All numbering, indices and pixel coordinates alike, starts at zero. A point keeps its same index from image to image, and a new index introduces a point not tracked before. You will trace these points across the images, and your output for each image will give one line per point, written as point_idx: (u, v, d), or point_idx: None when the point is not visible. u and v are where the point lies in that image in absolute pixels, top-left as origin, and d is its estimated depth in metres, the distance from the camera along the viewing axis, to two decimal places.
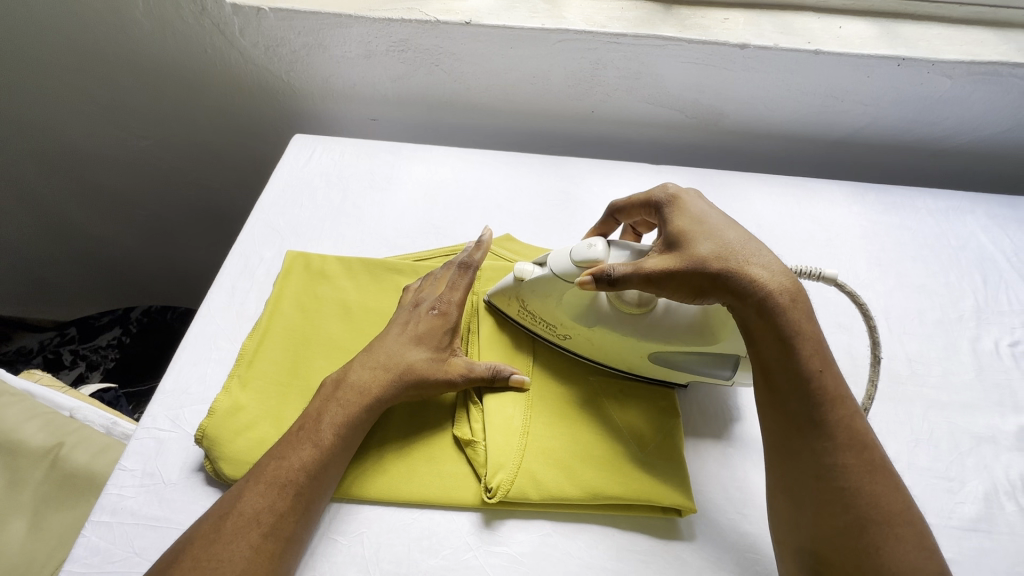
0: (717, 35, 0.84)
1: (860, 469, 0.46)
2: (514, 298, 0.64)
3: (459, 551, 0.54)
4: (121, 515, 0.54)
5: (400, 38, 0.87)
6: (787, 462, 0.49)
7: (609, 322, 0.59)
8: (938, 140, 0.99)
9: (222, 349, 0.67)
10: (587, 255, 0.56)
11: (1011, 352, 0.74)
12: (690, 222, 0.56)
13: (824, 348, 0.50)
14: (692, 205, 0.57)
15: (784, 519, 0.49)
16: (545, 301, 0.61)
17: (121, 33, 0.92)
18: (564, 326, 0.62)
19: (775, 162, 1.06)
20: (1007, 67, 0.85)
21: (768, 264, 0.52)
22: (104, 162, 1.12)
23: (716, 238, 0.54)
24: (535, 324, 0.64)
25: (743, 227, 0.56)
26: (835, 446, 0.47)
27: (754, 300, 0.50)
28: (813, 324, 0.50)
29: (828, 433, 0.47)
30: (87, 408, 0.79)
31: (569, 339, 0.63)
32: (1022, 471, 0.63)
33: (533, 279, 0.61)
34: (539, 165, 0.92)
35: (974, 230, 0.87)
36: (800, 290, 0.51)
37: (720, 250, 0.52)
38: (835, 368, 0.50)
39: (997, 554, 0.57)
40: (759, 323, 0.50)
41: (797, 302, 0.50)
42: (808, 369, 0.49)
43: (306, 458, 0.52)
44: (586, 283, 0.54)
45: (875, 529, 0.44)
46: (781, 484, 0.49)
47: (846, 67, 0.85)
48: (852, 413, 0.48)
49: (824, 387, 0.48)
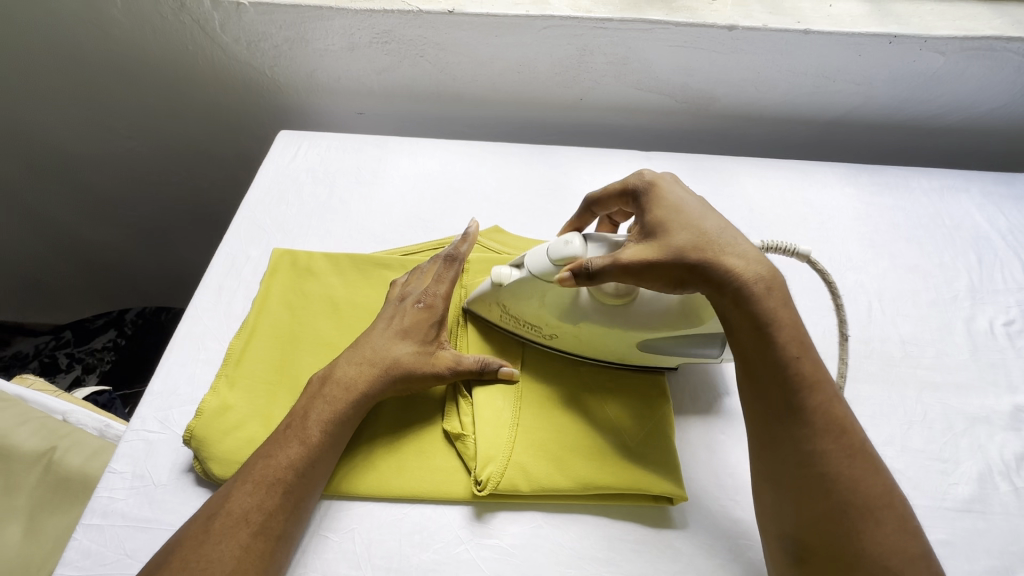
0: (706, 17, 0.82)
1: (839, 454, 0.46)
2: (495, 304, 0.63)
3: (451, 545, 0.54)
4: (112, 517, 0.54)
5: (383, 29, 0.86)
6: (769, 449, 0.48)
7: (595, 318, 0.58)
8: (933, 117, 0.98)
9: (210, 350, 0.66)
10: (564, 252, 0.55)
11: (1006, 332, 0.73)
12: (668, 210, 0.55)
13: (802, 334, 0.49)
14: (669, 192, 0.57)
15: (768, 505, 0.48)
16: (528, 302, 0.60)
17: (101, 31, 0.91)
18: (550, 326, 0.61)
19: (768, 146, 1.05)
20: (1001, 42, 0.83)
21: (745, 252, 0.52)
22: (92, 162, 1.12)
23: (694, 227, 0.53)
24: (519, 326, 0.63)
25: (720, 215, 0.55)
26: (815, 432, 0.47)
27: (731, 289, 0.50)
28: (790, 310, 0.50)
29: (807, 419, 0.47)
30: (80, 411, 0.78)
31: (555, 338, 0.62)
32: (1016, 450, 0.63)
33: (511, 283, 0.60)
34: (527, 154, 0.91)
35: (969, 209, 0.86)
36: (776, 278, 0.51)
37: (697, 239, 0.52)
38: (813, 352, 0.49)
39: (991, 534, 0.57)
40: (734, 311, 0.50)
41: (773, 291, 0.50)
42: (785, 356, 0.48)
43: (293, 456, 0.52)
44: (564, 279, 0.54)
45: (855, 513, 0.44)
46: (766, 469, 0.49)
47: (836, 46, 0.84)
48: (831, 397, 0.48)
49: (801, 372, 0.48)
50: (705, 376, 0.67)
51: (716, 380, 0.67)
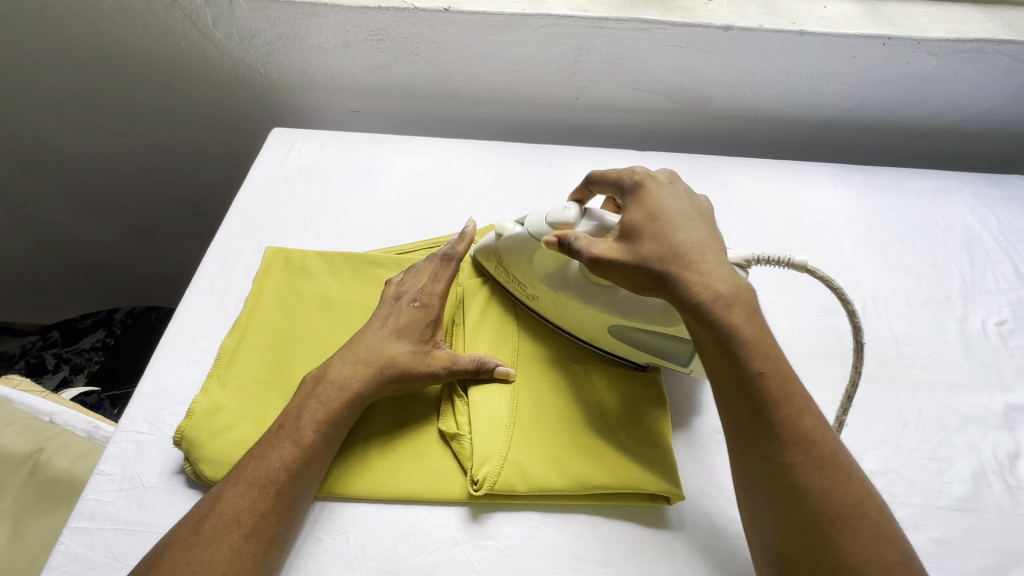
0: (702, 17, 0.83)
1: (809, 466, 0.45)
2: (493, 256, 0.66)
3: (447, 546, 0.53)
4: (100, 520, 0.53)
5: (378, 27, 0.85)
6: (742, 463, 0.48)
7: (574, 288, 0.59)
8: (926, 119, 0.98)
9: (201, 349, 0.65)
10: (561, 217, 0.59)
11: (998, 332, 0.73)
12: (646, 215, 0.55)
13: (768, 349, 0.49)
14: (652, 195, 0.57)
15: (750, 515, 0.48)
16: (520, 259, 0.63)
17: (91, 27, 0.90)
18: (533, 287, 0.63)
19: (763, 147, 1.05)
20: (993, 44, 0.84)
21: (712, 267, 0.51)
22: (80, 160, 1.10)
23: (665, 237, 0.53)
24: (508, 281, 0.66)
25: (698, 225, 0.55)
26: (783, 445, 0.46)
27: (692, 304, 0.50)
28: (756, 325, 0.49)
29: (774, 433, 0.47)
30: (68, 411, 0.77)
31: (536, 301, 0.64)
32: (1009, 449, 0.63)
33: (511, 235, 0.64)
34: (523, 153, 0.91)
35: (961, 210, 0.87)
36: (741, 294, 0.50)
37: (666, 249, 0.52)
38: (782, 366, 0.49)
39: (985, 533, 0.57)
40: (697, 326, 0.50)
41: (737, 305, 0.49)
42: (749, 370, 0.48)
43: (287, 456, 0.51)
44: (551, 242, 0.57)
45: (830, 524, 0.44)
46: (743, 481, 0.49)
47: (832, 47, 0.84)
48: (799, 410, 0.47)
49: (767, 386, 0.48)
50: (702, 376, 0.67)
51: (712, 381, 0.67)
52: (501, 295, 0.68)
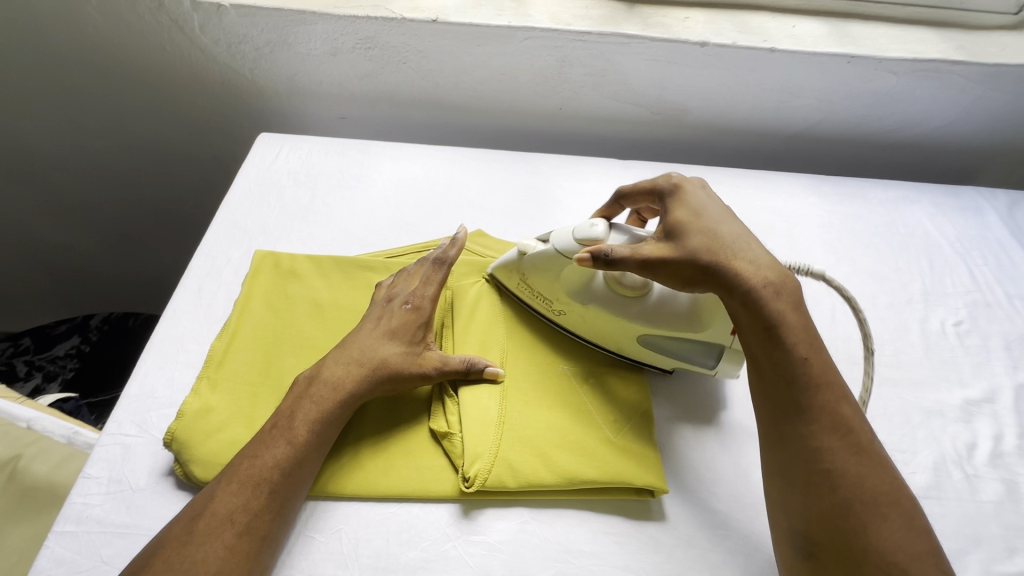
0: (679, 34, 0.87)
1: (845, 451, 0.49)
2: (515, 272, 0.67)
3: (439, 542, 0.54)
4: (87, 524, 0.52)
5: (366, 35, 0.87)
6: (778, 448, 0.51)
7: (604, 302, 0.62)
8: (888, 133, 1.04)
9: (190, 352, 0.65)
10: (590, 233, 0.59)
11: (956, 332, 0.78)
12: (690, 214, 0.59)
13: (811, 337, 0.53)
14: (692, 196, 0.61)
15: (777, 503, 0.51)
16: (546, 276, 0.64)
17: (75, 29, 0.89)
18: (560, 302, 0.65)
19: (738, 157, 1.10)
20: (947, 65, 0.91)
21: (756, 260, 0.56)
22: (58, 162, 1.08)
23: (710, 233, 0.57)
24: (532, 298, 0.67)
25: (738, 222, 0.59)
26: (821, 429, 0.50)
27: (740, 294, 0.54)
28: (799, 315, 0.54)
29: (813, 417, 0.50)
30: (47, 417, 0.75)
31: (562, 316, 0.65)
32: (967, 441, 0.67)
33: (535, 254, 0.64)
34: (509, 161, 0.93)
35: (921, 219, 0.92)
36: (785, 286, 0.55)
37: (712, 244, 0.56)
38: (821, 356, 0.53)
39: (946, 518, 0.61)
40: (744, 314, 0.54)
41: (782, 296, 0.54)
42: (793, 357, 0.52)
43: (279, 456, 0.52)
44: (585, 259, 0.56)
45: (863, 507, 0.47)
46: (774, 468, 0.51)
47: (800, 64, 0.89)
48: (838, 398, 0.51)
49: (809, 373, 0.52)
50: (681, 374, 0.70)
51: (692, 379, 0.69)
52: (488, 296, 0.70)
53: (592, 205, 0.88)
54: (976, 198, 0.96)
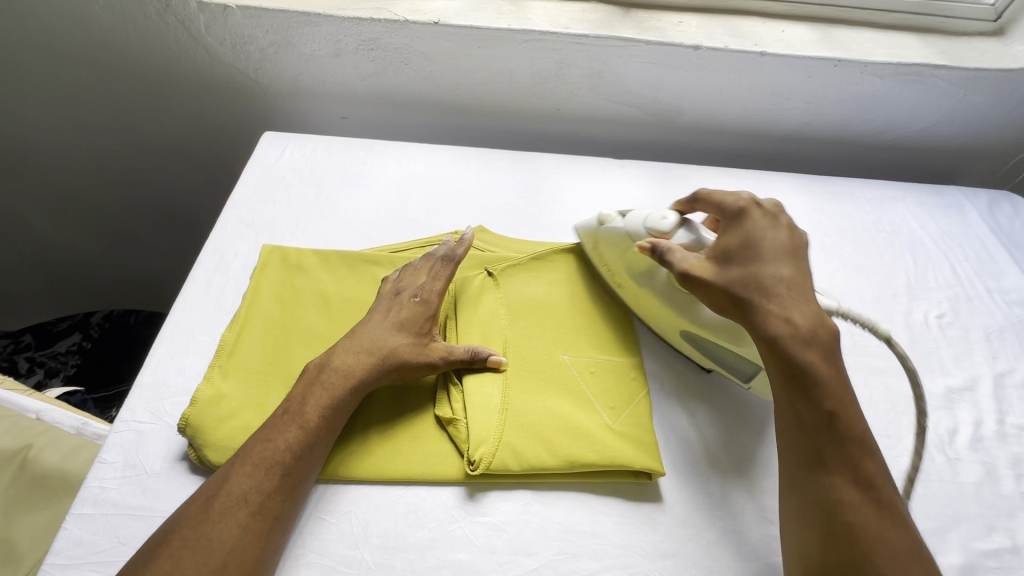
0: (673, 37, 0.90)
1: (866, 507, 0.50)
2: (594, 243, 0.74)
3: (445, 523, 0.56)
4: (104, 506, 0.54)
5: (370, 37, 0.89)
6: (799, 493, 0.53)
7: (657, 289, 0.67)
8: (875, 135, 1.08)
9: (200, 342, 0.67)
10: (658, 225, 0.66)
11: (938, 324, 0.81)
12: (740, 248, 0.61)
13: (839, 390, 0.54)
14: (750, 229, 0.63)
15: (794, 543, 0.52)
16: (616, 252, 0.70)
17: (81, 29, 0.91)
18: (621, 278, 0.71)
19: (730, 158, 1.13)
20: (929, 69, 0.94)
21: (793, 306, 0.57)
22: (61, 160, 1.09)
23: (752, 271, 0.59)
24: (601, 267, 0.74)
25: (790, 264, 0.60)
26: (843, 483, 0.51)
27: (766, 337, 0.56)
28: (830, 367, 0.55)
29: (836, 469, 0.52)
30: (55, 409, 0.77)
31: (621, 289, 0.72)
32: (948, 426, 0.70)
33: (614, 230, 0.71)
34: (508, 160, 0.96)
35: (905, 216, 0.96)
36: (817, 336, 0.56)
37: (751, 282, 0.59)
38: (850, 409, 0.54)
39: (928, 499, 0.64)
40: (770, 357, 0.56)
41: (812, 347, 0.55)
42: (817, 407, 0.53)
43: (292, 439, 0.54)
44: (642, 247, 0.65)
45: (882, 563, 0.48)
46: (794, 512, 0.53)
47: (790, 68, 0.93)
48: (862, 454, 0.52)
49: (834, 425, 0.53)
50: (676, 363, 0.72)
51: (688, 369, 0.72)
52: (489, 287, 0.72)
53: (590, 203, 0.91)
54: (958, 197, 1.00)
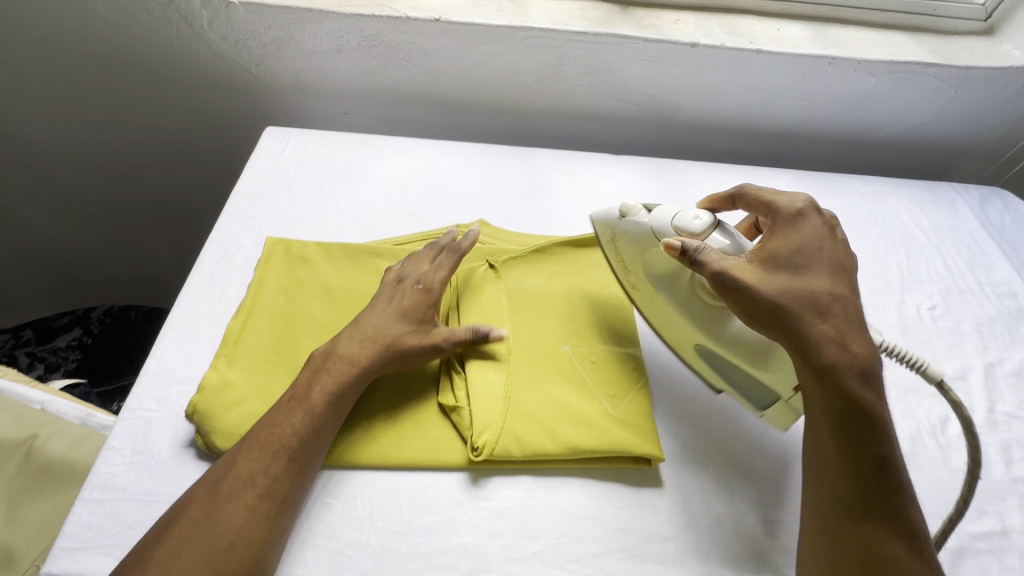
0: (670, 35, 0.92)
1: (908, 560, 0.49)
2: (612, 237, 0.70)
3: (449, 507, 0.57)
4: (112, 491, 0.55)
5: (371, 33, 0.90)
6: (839, 538, 0.52)
7: (677, 296, 0.66)
8: (868, 132, 1.10)
9: (206, 332, 0.68)
10: (688, 224, 0.62)
11: (930, 315, 0.83)
12: (790, 266, 0.59)
13: (886, 427, 0.52)
14: (800, 246, 0.61)
15: None
16: (636, 252, 0.68)
17: (85, 25, 0.92)
18: (638, 278, 0.69)
19: (726, 155, 1.14)
20: (921, 67, 0.96)
21: (844, 333, 0.55)
22: (62, 156, 1.10)
23: (803, 292, 0.57)
24: (617, 263, 0.72)
25: (840, 288, 0.58)
26: (889, 536, 0.50)
27: (816, 363, 0.54)
28: (880, 403, 0.53)
29: (882, 520, 0.50)
30: (60, 400, 0.78)
31: (637, 289, 0.71)
32: (940, 414, 0.72)
33: (636, 227, 0.67)
34: (508, 155, 0.97)
35: (898, 211, 0.98)
36: (869, 368, 0.54)
37: (803, 303, 0.56)
38: (896, 451, 0.52)
39: (920, 484, 0.66)
40: (817, 386, 0.54)
41: (863, 380, 0.53)
42: (865, 446, 0.52)
43: (298, 423, 0.55)
44: (670, 246, 0.60)
45: None
46: (829, 555, 0.52)
47: (785, 65, 0.95)
48: (909, 504, 0.51)
49: (884, 473, 0.51)
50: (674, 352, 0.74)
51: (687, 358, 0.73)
52: (491, 277, 0.73)
53: (589, 198, 0.92)
54: (950, 193, 1.01)
